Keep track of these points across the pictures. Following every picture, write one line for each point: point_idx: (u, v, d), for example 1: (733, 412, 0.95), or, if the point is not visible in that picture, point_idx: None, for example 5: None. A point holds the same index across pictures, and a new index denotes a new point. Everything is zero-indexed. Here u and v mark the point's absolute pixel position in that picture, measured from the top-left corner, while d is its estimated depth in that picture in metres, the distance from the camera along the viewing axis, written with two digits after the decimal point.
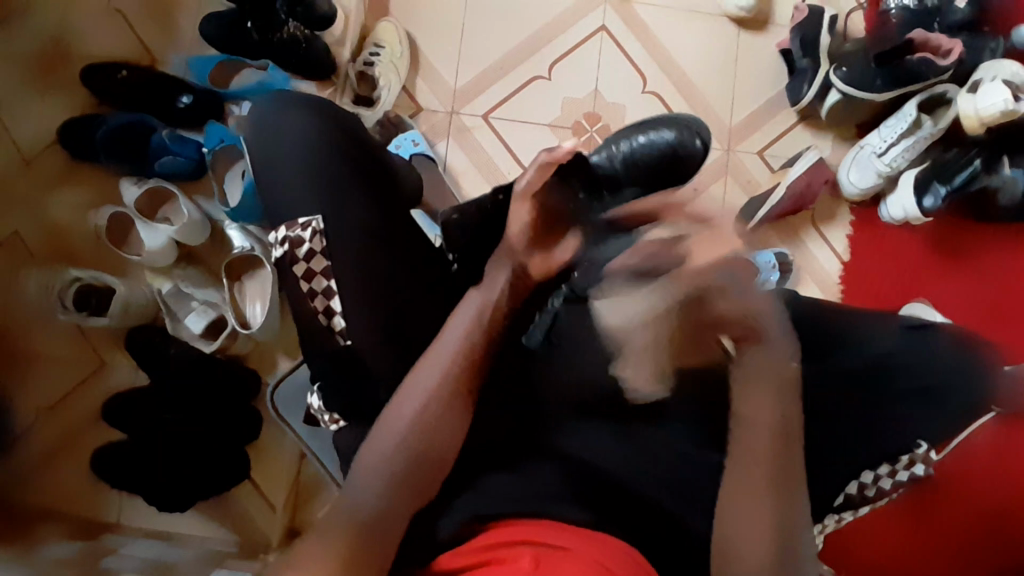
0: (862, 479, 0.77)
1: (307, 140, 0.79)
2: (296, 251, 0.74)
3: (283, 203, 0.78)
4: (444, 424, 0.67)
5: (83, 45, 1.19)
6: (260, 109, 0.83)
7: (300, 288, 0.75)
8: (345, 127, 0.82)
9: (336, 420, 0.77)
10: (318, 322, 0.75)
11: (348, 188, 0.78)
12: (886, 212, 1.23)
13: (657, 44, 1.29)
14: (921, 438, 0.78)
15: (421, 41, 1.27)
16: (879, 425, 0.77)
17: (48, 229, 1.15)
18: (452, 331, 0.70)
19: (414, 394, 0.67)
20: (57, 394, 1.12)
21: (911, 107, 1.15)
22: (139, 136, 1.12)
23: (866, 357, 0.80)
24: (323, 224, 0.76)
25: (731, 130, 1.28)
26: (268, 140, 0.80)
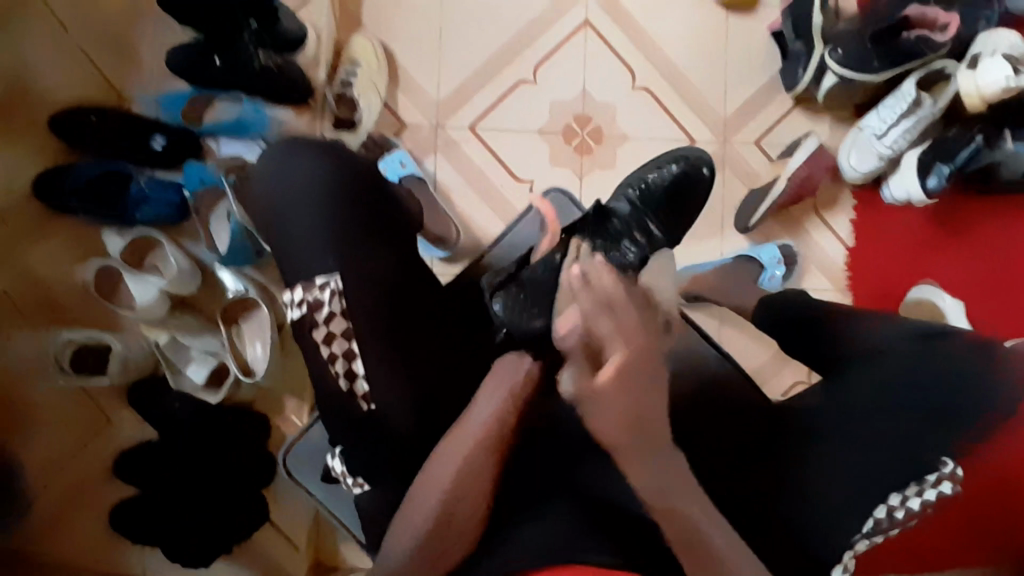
0: (888, 503, 0.74)
1: (318, 194, 0.71)
2: (317, 315, 0.68)
3: (300, 261, 0.70)
4: (475, 492, 0.67)
5: (46, 89, 1.14)
6: (263, 159, 0.76)
7: (320, 354, 0.68)
8: (356, 174, 0.74)
9: (361, 484, 0.73)
10: (339, 388, 0.69)
11: (357, 237, 0.71)
12: (888, 193, 1.20)
13: (643, 35, 1.24)
14: (944, 456, 0.75)
15: (399, 54, 1.22)
16: (902, 447, 0.75)
17: (33, 286, 1.11)
18: (485, 403, 0.70)
19: (449, 465, 0.66)
20: (62, 455, 1.10)
21: (910, 85, 1.10)
22: (118, 186, 1.08)
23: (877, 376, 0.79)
24: (341, 282, 0.69)
25: (726, 121, 1.24)
26: (275, 195, 0.72)
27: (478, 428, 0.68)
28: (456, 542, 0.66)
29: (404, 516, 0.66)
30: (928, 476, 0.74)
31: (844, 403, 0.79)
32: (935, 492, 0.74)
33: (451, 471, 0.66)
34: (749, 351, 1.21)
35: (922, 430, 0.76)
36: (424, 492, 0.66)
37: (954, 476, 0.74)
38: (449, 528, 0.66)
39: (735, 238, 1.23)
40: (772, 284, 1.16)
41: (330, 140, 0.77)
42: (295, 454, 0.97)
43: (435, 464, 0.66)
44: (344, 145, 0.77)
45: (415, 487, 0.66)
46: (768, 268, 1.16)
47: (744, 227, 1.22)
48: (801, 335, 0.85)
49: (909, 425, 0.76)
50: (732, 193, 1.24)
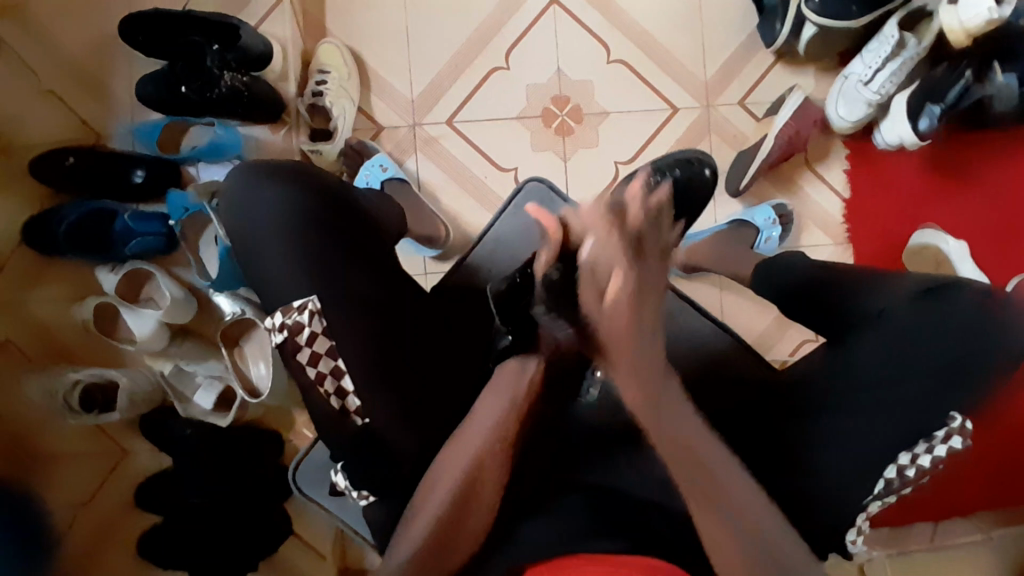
0: (898, 462, 0.73)
1: (283, 218, 0.71)
2: (297, 339, 0.67)
3: (273, 287, 0.70)
4: (483, 489, 0.67)
5: (25, 130, 1.13)
6: (228, 183, 0.76)
7: (306, 375, 0.68)
8: (321, 193, 0.73)
9: (366, 496, 0.73)
10: (329, 407, 0.68)
11: (332, 261, 0.71)
12: (881, 140, 1.16)
13: (613, 7, 1.21)
14: (952, 410, 0.73)
15: (368, 57, 1.20)
16: (909, 406, 0.73)
17: (34, 331, 1.13)
18: (483, 414, 0.69)
19: (455, 467, 0.66)
20: (86, 491, 1.12)
21: (890, 28, 1.07)
22: (104, 223, 1.08)
23: (881, 331, 0.76)
24: (319, 303, 0.68)
25: (707, 86, 1.22)
26: (241, 222, 0.72)
27: (478, 437, 0.67)
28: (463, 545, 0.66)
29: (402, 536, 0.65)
30: (934, 431, 0.72)
31: (859, 369, 0.77)
32: (944, 447, 0.73)
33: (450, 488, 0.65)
34: (753, 315, 1.20)
35: (927, 384, 0.74)
36: (428, 501, 0.66)
37: (962, 430, 0.73)
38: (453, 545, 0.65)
39: (728, 203, 1.20)
40: (770, 246, 1.15)
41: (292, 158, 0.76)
42: (304, 472, 0.95)
43: (441, 465, 0.67)
44: (311, 163, 0.76)
45: (415, 503, 0.66)
46: (764, 231, 1.14)
47: (736, 191, 1.18)
48: (797, 296, 0.85)
49: (915, 381, 0.74)
50: (721, 159, 1.21)
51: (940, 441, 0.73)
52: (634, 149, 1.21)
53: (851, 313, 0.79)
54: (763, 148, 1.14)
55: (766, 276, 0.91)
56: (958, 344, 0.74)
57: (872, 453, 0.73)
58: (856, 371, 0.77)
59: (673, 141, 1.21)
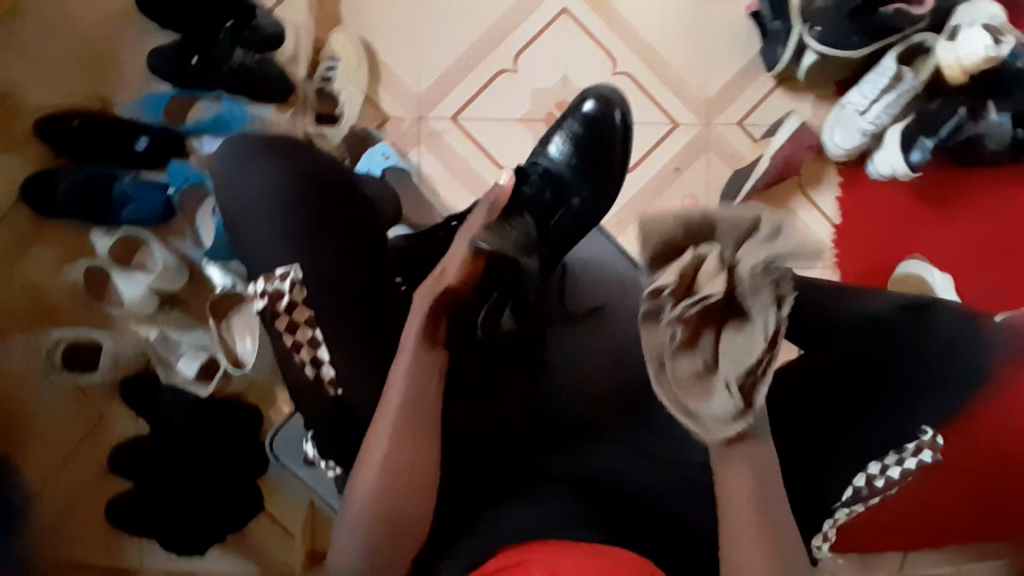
0: (868, 472, 0.75)
1: (271, 193, 0.72)
2: (277, 306, 0.68)
3: (257, 257, 0.71)
4: (417, 458, 0.64)
5: (29, 95, 1.15)
6: (223, 157, 0.78)
7: (283, 343, 0.68)
8: (310, 172, 0.75)
9: (334, 468, 0.76)
10: (305, 377, 0.69)
11: (317, 236, 0.72)
12: (873, 169, 1.19)
13: (621, 20, 1.24)
14: (923, 424, 0.76)
15: (378, 48, 1.22)
16: (883, 419, 0.76)
17: (23, 289, 1.13)
18: (397, 371, 0.65)
19: (381, 425, 0.64)
20: (62, 453, 1.13)
21: (889, 61, 1.11)
22: (103, 187, 1.09)
23: (853, 339, 0.78)
24: (301, 273, 0.70)
25: (707, 104, 1.24)
26: (231, 195, 0.73)
27: (397, 397, 0.64)
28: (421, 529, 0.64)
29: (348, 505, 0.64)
30: (906, 444, 0.76)
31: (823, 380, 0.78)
32: (915, 460, 0.76)
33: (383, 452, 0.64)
34: None
35: (902, 399, 0.77)
36: (364, 465, 0.64)
37: (935, 445, 0.76)
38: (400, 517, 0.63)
39: None
40: None
41: (287, 137, 0.79)
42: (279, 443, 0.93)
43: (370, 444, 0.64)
44: (304, 142, 0.78)
45: (354, 479, 0.65)
46: None
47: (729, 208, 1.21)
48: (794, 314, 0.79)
49: (893, 394, 0.77)
50: (717, 177, 1.23)
51: (913, 453, 0.76)
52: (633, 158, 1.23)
53: (838, 327, 0.79)
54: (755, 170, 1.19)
55: None
56: (926, 358, 0.77)
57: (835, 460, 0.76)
58: (822, 381, 0.78)
59: (671, 156, 1.23)
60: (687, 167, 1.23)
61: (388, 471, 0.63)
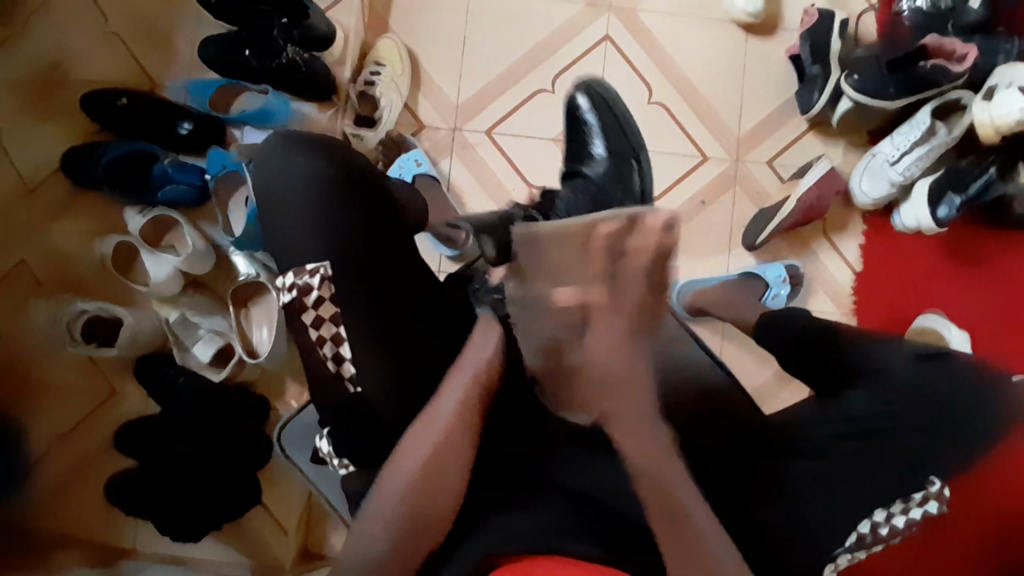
0: (873, 517, 0.73)
1: (308, 192, 0.73)
2: (305, 299, 0.71)
3: (292, 255, 0.73)
4: (447, 467, 0.66)
5: (76, 71, 1.18)
6: (263, 149, 0.78)
7: (308, 336, 0.71)
8: (348, 174, 0.76)
9: (346, 466, 0.75)
10: (325, 369, 0.71)
11: (352, 237, 0.73)
12: (899, 221, 1.20)
13: (661, 52, 1.27)
14: (931, 475, 0.75)
15: (422, 59, 1.25)
16: (893, 462, 0.75)
17: (51, 257, 1.15)
18: (450, 391, 0.70)
19: (424, 434, 0.67)
20: (69, 423, 1.13)
21: (924, 114, 1.11)
22: (144, 166, 1.11)
23: (869, 391, 0.79)
24: (331, 269, 0.72)
25: (739, 141, 1.26)
26: (270, 190, 0.75)
27: (445, 414, 0.68)
28: (430, 532, 0.64)
29: (373, 504, 0.64)
30: (913, 494, 0.74)
31: (837, 420, 0.79)
32: (920, 510, 0.74)
33: (416, 459, 0.65)
34: (749, 367, 1.22)
35: (918, 448, 0.76)
36: (395, 468, 0.65)
37: (939, 495, 0.74)
38: (421, 526, 0.64)
39: (742, 255, 1.23)
40: (777, 303, 1.17)
41: (325, 134, 0.79)
42: (290, 436, 0.89)
43: (405, 444, 0.67)
44: (343, 141, 0.78)
45: (380, 478, 0.66)
46: (772, 287, 1.17)
47: (751, 244, 1.22)
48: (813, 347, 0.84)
49: (906, 438, 0.76)
50: (742, 212, 1.24)
51: (919, 505, 0.74)
52: (663, 186, 1.25)
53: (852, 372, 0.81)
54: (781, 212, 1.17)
55: (769, 328, 0.92)
56: (931, 412, 0.77)
57: (848, 504, 0.74)
58: (833, 422, 0.79)
59: (698, 188, 1.24)
60: (713, 201, 1.24)
61: (417, 471, 0.65)
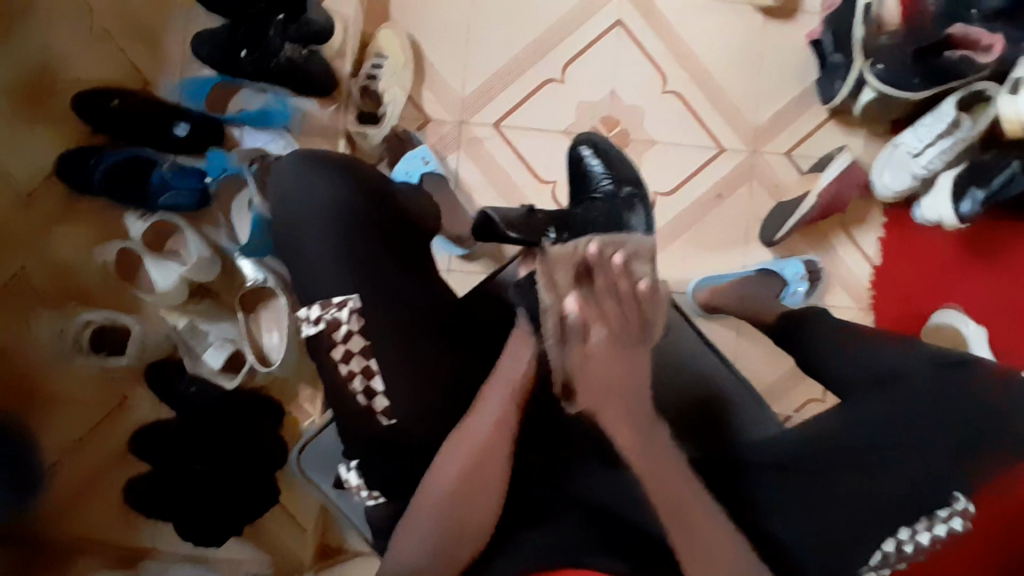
0: (897, 537, 0.70)
1: (332, 212, 0.71)
2: (334, 335, 0.68)
3: (314, 279, 0.70)
4: (478, 496, 0.66)
5: (67, 69, 1.14)
6: (276, 168, 0.75)
7: (337, 372, 0.69)
8: (372, 195, 0.74)
9: (375, 497, 0.74)
10: (356, 404, 0.69)
11: (375, 265, 0.71)
12: (919, 214, 1.16)
13: (676, 38, 1.21)
14: (956, 491, 0.71)
15: (426, 48, 1.20)
16: (918, 477, 0.71)
17: (52, 264, 1.13)
18: (484, 410, 0.68)
19: (454, 459, 0.66)
20: (83, 429, 1.13)
21: (949, 106, 1.05)
22: (140, 172, 1.07)
23: (895, 398, 0.75)
24: (360, 303, 0.69)
25: (756, 131, 1.21)
26: (289, 211, 0.71)
27: (479, 433, 0.67)
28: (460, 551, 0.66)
29: (405, 533, 0.66)
30: (939, 511, 0.71)
31: (861, 429, 0.74)
32: (945, 527, 0.71)
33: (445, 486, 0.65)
34: (764, 364, 1.20)
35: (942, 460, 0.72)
36: (425, 497, 0.66)
37: (965, 511, 0.71)
38: (449, 549, 0.65)
39: (759, 251, 1.20)
40: (794, 300, 1.14)
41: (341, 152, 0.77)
42: (309, 457, 0.86)
43: (440, 466, 0.66)
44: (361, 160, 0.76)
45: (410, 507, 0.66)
46: (790, 285, 1.14)
47: (770, 241, 1.18)
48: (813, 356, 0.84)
49: (928, 454, 0.72)
50: (759, 207, 1.21)
51: (943, 521, 0.71)
52: (679, 179, 1.21)
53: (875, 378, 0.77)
54: (800, 208, 1.15)
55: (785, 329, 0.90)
56: (956, 420, 0.72)
57: (872, 518, 0.71)
58: (861, 435, 0.73)
59: (714, 181, 1.21)
60: (729, 194, 1.21)
61: (454, 491, 0.65)
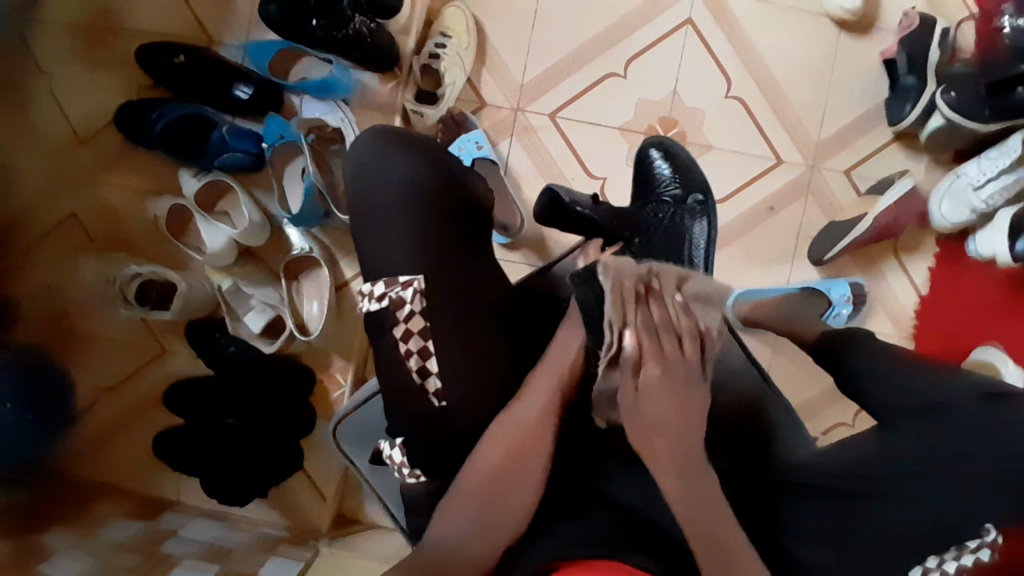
0: (923, 564, 0.67)
1: (410, 196, 0.74)
2: (398, 313, 0.71)
3: (383, 255, 0.73)
4: (523, 479, 0.66)
5: (136, 21, 1.14)
6: (357, 146, 0.78)
7: (396, 351, 0.71)
8: (449, 179, 0.76)
9: (417, 476, 0.72)
10: (409, 381, 0.71)
11: (445, 246, 0.74)
12: (972, 247, 1.12)
13: (746, 43, 1.18)
14: (987, 523, 0.68)
15: (489, 31, 1.18)
16: (948, 504, 0.69)
17: (104, 213, 1.14)
18: (533, 396, 0.69)
19: (501, 438, 0.67)
20: (119, 377, 1.15)
21: (1017, 141, 1.04)
22: (201, 131, 1.09)
23: (927, 423, 0.72)
24: (424, 284, 0.72)
25: (817, 146, 1.19)
26: (368, 191, 0.75)
27: (525, 416, 0.68)
28: (501, 529, 0.65)
29: (448, 508, 0.66)
30: (969, 542, 0.67)
31: (889, 452, 0.73)
32: (973, 559, 0.67)
33: (492, 464, 0.66)
34: (798, 383, 1.19)
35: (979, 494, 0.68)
36: (470, 476, 0.67)
37: (994, 544, 0.67)
38: (489, 532, 0.65)
39: (805, 268, 1.18)
40: (837, 322, 1.12)
41: (419, 135, 0.79)
42: (346, 428, 0.86)
43: (477, 457, 0.67)
44: (439, 145, 0.79)
45: (456, 482, 0.68)
46: (836, 306, 1.11)
47: (818, 259, 1.17)
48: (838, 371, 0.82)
49: (963, 484, 0.69)
50: (811, 223, 1.19)
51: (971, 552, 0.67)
52: (733, 187, 1.19)
53: (920, 407, 0.73)
54: (857, 228, 1.12)
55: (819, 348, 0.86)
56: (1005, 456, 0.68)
57: (900, 544, 0.68)
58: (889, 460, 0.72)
59: (768, 192, 1.19)
60: (781, 208, 1.19)
61: (491, 480, 0.66)
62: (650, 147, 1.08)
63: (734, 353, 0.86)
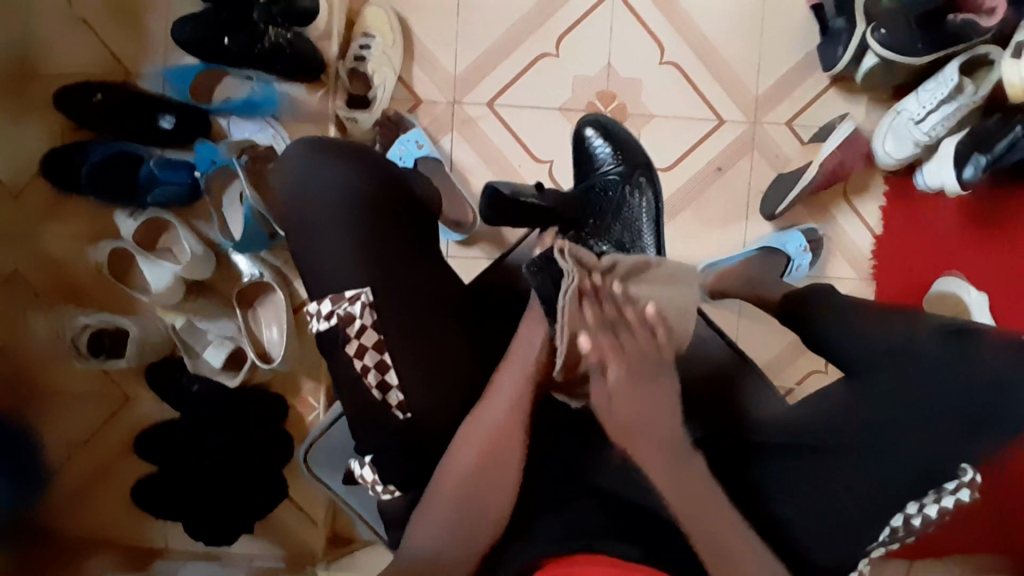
0: (904, 511, 0.68)
1: (347, 206, 0.70)
2: (347, 330, 0.68)
3: (325, 272, 0.69)
4: (497, 478, 0.65)
5: (45, 62, 1.09)
6: (286, 159, 0.74)
7: (352, 368, 0.68)
8: (383, 183, 0.73)
9: (391, 491, 0.71)
10: (371, 399, 0.69)
11: (388, 255, 0.71)
12: (921, 180, 1.13)
13: (675, 6, 1.17)
14: (965, 464, 0.68)
15: (414, 26, 1.16)
16: (929, 449, 0.68)
17: (43, 266, 1.10)
18: (503, 391, 0.68)
19: (476, 435, 0.66)
20: (85, 432, 1.12)
21: (952, 69, 1.03)
22: (128, 168, 1.04)
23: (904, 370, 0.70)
24: (372, 296, 0.68)
25: (757, 101, 1.18)
26: (302, 207, 0.71)
27: (498, 416, 0.67)
28: (483, 532, 0.65)
29: (428, 513, 0.65)
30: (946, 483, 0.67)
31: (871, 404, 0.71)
32: (952, 500, 0.68)
33: (466, 467, 0.65)
34: (766, 339, 1.20)
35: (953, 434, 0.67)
36: (447, 483, 0.65)
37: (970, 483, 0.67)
38: (472, 534, 0.64)
39: (759, 224, 1.19)
40: (798, 274, 1.14)
41: (347, 140, 0.75)
42: (315, 454, 0.85)
43: (449, 463, 0.66)
44: (368, 147, 0.75)
45: (434, 486, 0.66)
46: (794, 259, 1.12)
47: (771, 214, 1.17)
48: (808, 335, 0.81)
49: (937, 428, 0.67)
50: (760, 178, 1.19)
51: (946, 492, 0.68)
52: (679, 153, 1.18)
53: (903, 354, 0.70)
54: (803, 179, 1.12)
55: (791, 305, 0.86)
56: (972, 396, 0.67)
57: (878, 496, 0.68)
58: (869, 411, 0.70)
59: (714, 153, 1.18)
60: (729, 167, 1.19)
61: (468, 481, 0.65)
62: (586, 126, 1.00)
63: (699, 327, 0.87)
